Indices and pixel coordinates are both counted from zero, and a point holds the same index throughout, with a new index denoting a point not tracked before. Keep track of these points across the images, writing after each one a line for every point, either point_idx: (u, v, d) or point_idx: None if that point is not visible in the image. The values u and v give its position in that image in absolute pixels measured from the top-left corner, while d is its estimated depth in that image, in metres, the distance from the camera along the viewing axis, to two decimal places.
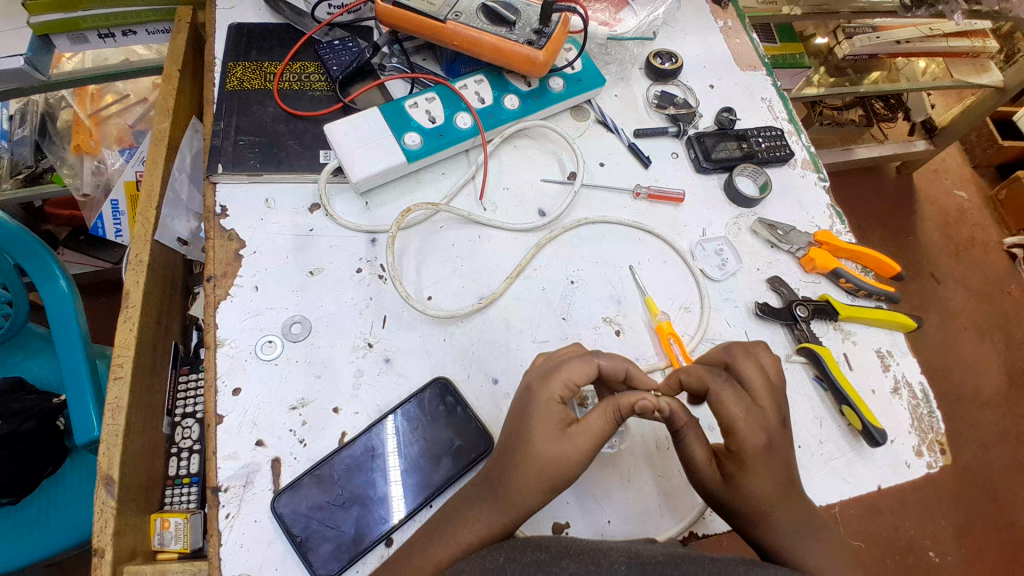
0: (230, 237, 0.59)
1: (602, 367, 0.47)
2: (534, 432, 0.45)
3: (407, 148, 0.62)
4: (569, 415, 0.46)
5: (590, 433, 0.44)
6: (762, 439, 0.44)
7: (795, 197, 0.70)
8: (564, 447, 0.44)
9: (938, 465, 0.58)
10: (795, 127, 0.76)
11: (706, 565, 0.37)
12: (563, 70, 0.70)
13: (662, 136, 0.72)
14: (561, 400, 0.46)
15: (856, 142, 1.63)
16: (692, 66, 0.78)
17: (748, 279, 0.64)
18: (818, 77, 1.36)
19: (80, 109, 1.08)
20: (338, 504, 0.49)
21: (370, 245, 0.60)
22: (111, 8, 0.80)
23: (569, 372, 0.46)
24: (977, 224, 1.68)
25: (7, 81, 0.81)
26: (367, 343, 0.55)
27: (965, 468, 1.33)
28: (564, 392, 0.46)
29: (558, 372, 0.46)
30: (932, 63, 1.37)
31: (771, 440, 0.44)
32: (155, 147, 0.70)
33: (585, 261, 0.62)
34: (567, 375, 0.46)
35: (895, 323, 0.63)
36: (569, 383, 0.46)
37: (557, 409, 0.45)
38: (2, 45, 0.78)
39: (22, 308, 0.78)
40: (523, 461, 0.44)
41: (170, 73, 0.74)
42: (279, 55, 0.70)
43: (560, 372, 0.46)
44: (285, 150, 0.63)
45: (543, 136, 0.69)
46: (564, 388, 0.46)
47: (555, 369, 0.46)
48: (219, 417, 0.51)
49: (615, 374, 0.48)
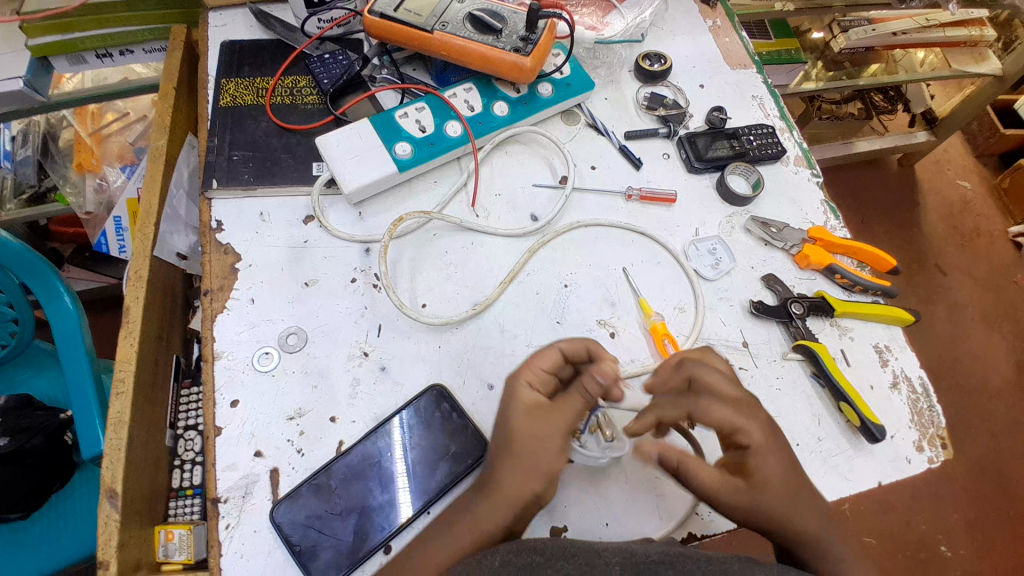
0: (225, 251, 0.59)
1: (564, 353, 0.50)
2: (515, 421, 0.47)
3: (398, 158, 0.63)
4: (541, 399, 0.48)
5: (564, 409, 0.47)
6: None
7: (788, 194, 0.70)
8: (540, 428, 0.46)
9: (940, 460, 0.57)
10: (786, 124, 0.76)
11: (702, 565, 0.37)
12: (552, 76, 0.70)
13: (653, 138, 0.72)
14: (529, 384, 0.49)
15: (855, 135, 1.63)
16: (681, 67, 0.78)
17: (742, 277, 0.64)
18: (816, 71, 1.35)
19: (81, 128, 1.11)
20: (337, 513, 0.49)
21: (363, 255, 0.61)
22: (108, 28, 0.81)
23: (535, 362, 0.50)
24: (981, 213, 1.67)
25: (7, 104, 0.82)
26: (363, 352, 0.56)
27: (977, 460, 1.32)
28: (537, 382, 0.49)
29: (527, 363, 0.50)
30: (931, 53, 1.35)
31: None
32: (152, 164, 0.71)
33: (579, 263, 0.63)
34: (534, 365, 0.49)
35: (891, 318, 0.63)
36: (540, 372, 0.49)
37: (526, 392, 0.48)
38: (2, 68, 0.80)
39: (28, 325, 0.78)
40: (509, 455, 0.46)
41: (166, 91, 0.75)
42: (271, 70, 0.71)
43: (532, 362, 0.50)
44: (278, 164, 0.64)
45: (534, 141, 0.70)
46: (536, 379, 0.49)
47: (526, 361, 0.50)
48: (218, 429, 0.51)
49: (578, 355, 0.51)
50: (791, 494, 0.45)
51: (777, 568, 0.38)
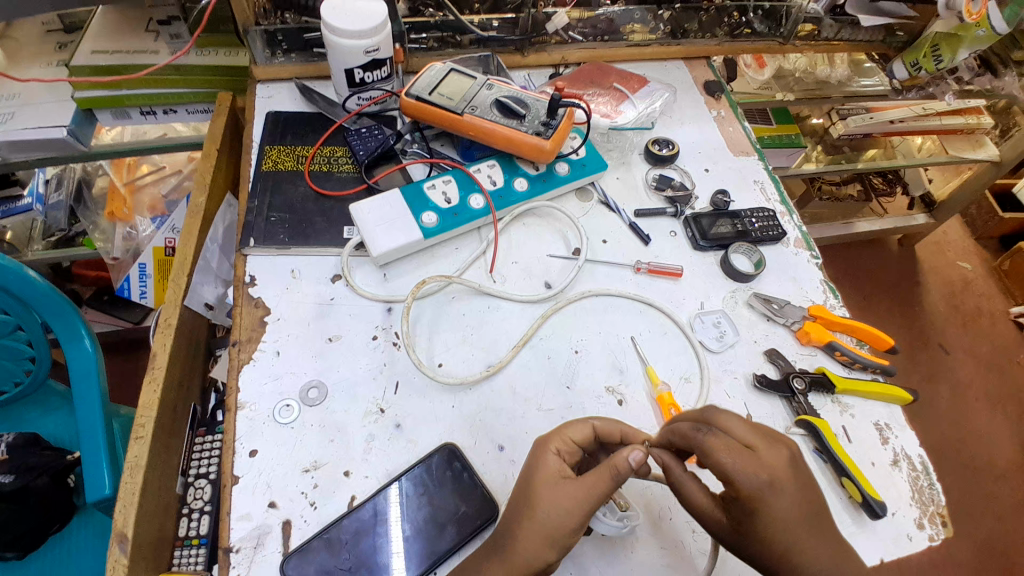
0: (256, 305, 0.63)
1: (597, 430, 0.52)
2: (535, 479, 0.49)
3: (424, 227, 0.67)
4: (566, 468, 0.49)
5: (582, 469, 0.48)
6: (761, 492, 0.45)
7: (789, 272, 0.74)
8: (557, 489, 0.48)
9: (942, 539, 0.57)
10: (786, 208, 0.80)
11: None
12: (568, 156, 0.76)
13: (661, 216, 0.77)
14: (557, 452, 0.50)
15: (856, 216, 1.69)
16: (688, 152, 0.84)
17: (746, 351, 0.67)
18: (816, 153, 1.43)
19: (117, 177, 1.18)
20: (345, 569, 0.50)
21: (386, 314, 0.64)
22: (153, 89, 0.91)
23: (568, 430, 0.52)
24: (982, 294, 1.71)
25: (49, 149, 0.90)
26: (379, 409, 0.58)
27: (987, 545, 1.28)
28: (567, 452, 0.51)
29: (558, 431, 0.52)
30: (927, 139, 1.44)
31: (770, 486, 0.45)
32: (191, 219, 0.76)
33: (590, 331, 0.66)
34: (567, 435, 0.51)
35: (891, 396, 0.64)
36: (570, 443, 0.51)
37: (553, 461, 0.50)
38: (48, 116, 0.87)
39: (43, 366, 0.81)
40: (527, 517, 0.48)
41: (210, 154, 0.82)
42: (311, 139, 0.77)
43: (563, 431, 0.52)
44: (312, 226, 0.68)
45: (550, 215, 0.75)
46: (566, 447, 0.51)
47: (559, 429, 0.52)
48: (234, 478, 0.53)
49: (612, 435, 0.53)
50: (801, 556, 0.45)
51: None
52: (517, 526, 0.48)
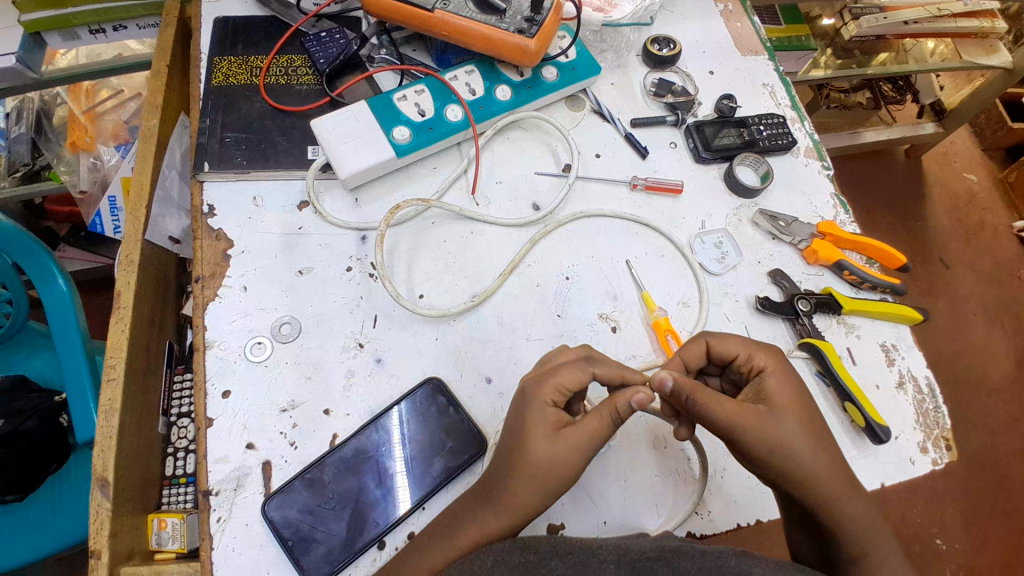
0: (218, 237, 0.58)
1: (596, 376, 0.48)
2: (532, 427, 0.45)
3: (396, 143, 0.61)
4: (563, 417, 0.46)
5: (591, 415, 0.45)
6: None
7: (797, 186, 0.68)
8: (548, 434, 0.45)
9: (944, 462, 0.56)
10: (798, 114, 0.73)
11: (696, 559, 0.36)
12: (556, 59, 0.68)
13: (660, 125, 0.70)
14: (553, 404, 0.46)
15: (863, 125, 1.59)
16: (690, 52, 0.75)
17: (749, 271, 0.63)
18: (824, 59, 1.30)
19: (74, 104, 1.07)
20: (329, 507, 0.48)
21: (359, 242, 0.59)
22: (100, 3, 0.77)
23: (561, 378, 0.47)
24: (987, 207, 1.65)
25: None
26: (358, 343, 0.55)
27: (974, 456, 1.30)
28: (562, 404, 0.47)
29: (552, 379, 0.47)
30: (942, 43, 1.29)
31: None
32: (143, 143, 0.68)
33: (581, 256, 0.61)
34: (559, 383, 0.47)
35: (899, 316, 0.61)
36: (564, 390, 0.47)
37: (550, 412, 0.46)
38: None
39: (22, 306, 0.77)
40: (516, 462, 0.45)
41: (158, 69, 0.72)
42: (266, 48, 0.68)
43: (555, 377, 0.47)
44: (273, 147, 0.62)
45: (537, 127, 0.68)
46: (557, 393, 0.47)
47: (550, 373, 0.47)
48: (208, 420, 0.50)
49: (610, 379, 0.49)
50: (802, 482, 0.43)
51: (779, 561, 0.37)
52: (507, 467, 0.45)
